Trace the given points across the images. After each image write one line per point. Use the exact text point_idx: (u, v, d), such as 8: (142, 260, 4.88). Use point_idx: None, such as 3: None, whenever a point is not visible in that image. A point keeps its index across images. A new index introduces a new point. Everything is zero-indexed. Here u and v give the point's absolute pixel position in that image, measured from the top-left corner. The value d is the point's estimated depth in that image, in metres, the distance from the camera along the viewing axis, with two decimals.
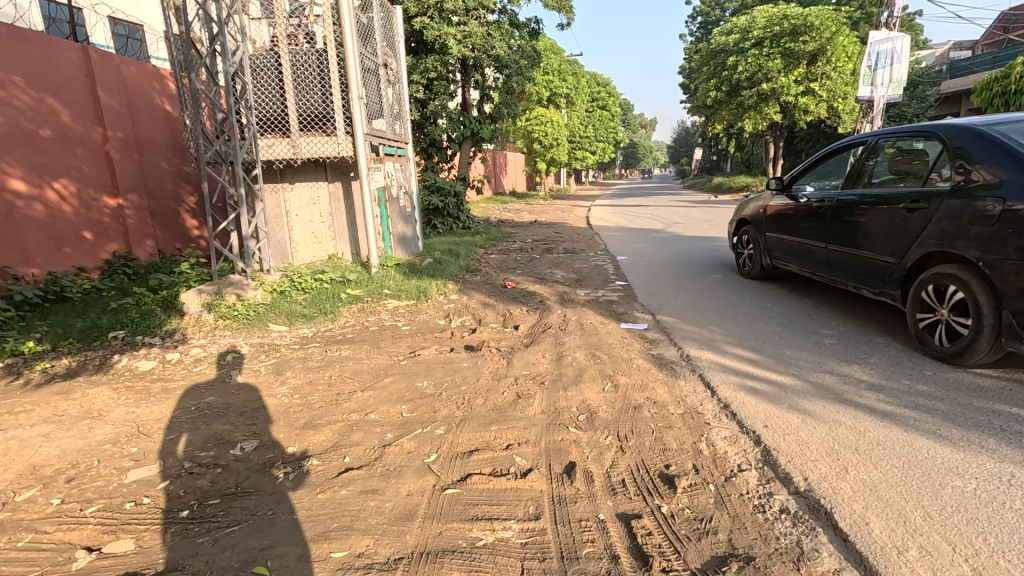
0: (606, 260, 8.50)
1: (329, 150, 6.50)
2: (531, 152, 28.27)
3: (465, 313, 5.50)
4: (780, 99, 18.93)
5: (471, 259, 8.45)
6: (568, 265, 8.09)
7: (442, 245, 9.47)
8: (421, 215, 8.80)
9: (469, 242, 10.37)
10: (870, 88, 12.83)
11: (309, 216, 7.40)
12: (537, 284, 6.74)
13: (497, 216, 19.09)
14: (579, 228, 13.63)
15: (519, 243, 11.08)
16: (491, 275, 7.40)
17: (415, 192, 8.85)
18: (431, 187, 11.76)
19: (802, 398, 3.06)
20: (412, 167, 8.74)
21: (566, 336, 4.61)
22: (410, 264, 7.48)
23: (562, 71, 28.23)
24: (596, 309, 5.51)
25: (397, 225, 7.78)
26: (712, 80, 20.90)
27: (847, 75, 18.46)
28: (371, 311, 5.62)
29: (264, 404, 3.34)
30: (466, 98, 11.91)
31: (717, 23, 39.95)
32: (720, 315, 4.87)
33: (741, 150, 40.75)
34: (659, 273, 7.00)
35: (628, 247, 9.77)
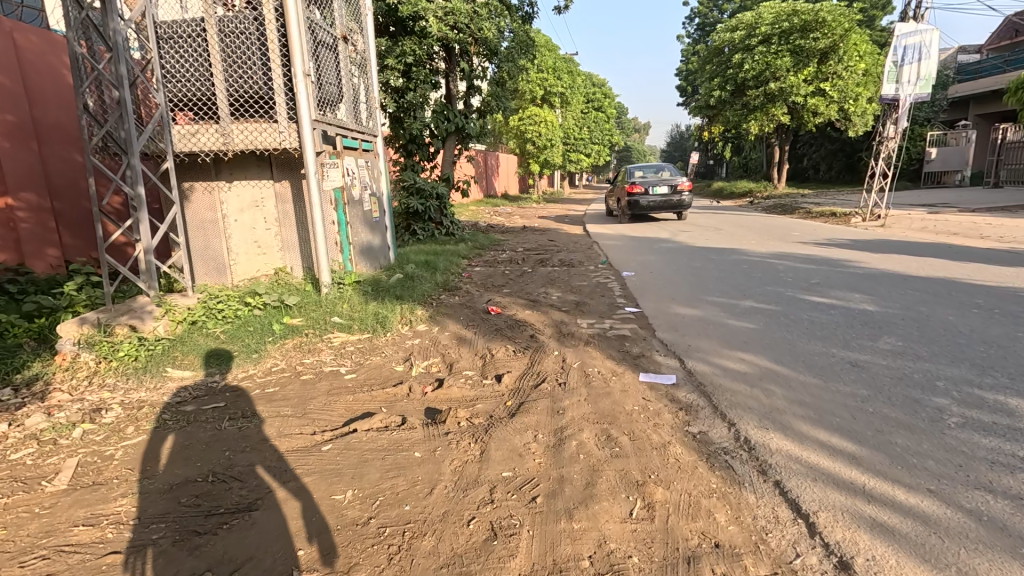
0: (609, 275, 7.23)
1: (267, 140, 5.18)
2: (524, 153, 27.05)
3: (433, 353, 4.22)
4: (789, 99, 17.82)
5: (450, 274, 7.15)
6: (565, 283, 6.81)
7: (418, 255, 8.17)
8: (391, 221, 7.50)
9: (452, 252, 9.07)
10: (896, 86, 11.62)
11: (250, 223, 6.09)
12: (528, 309, 5.46)
13: (487, 221, 17.82)
14: (575, 236, 12.39)
15: (509, 253, 9.80)
16: (471, 296, 6.11)
17: (384, 193, 7.51)
18: (411, 188, 10.47)
19: (973, 552, 1.82)
20: (381, 164, 7.41)
21: (566, 395, 3.34)
22: (374, 282, 6.16)
23: (557, 69, 27.02)
24: (604, 348, 4.23)
25: (361, 233, 6.46)
26: (716, 79, 19.78)
27: (858, 75, 17.44)
28: (311, 349, 4.30)
29: (71, 545, 2.03)
30: (452, 89, 10.63)
31: (715, 24, 38.98)
32: (772, 365, 3.59)
33: (739, 154, 39.73)
34: (676, 296, 5.73)
35: (633, 259, 8.51)
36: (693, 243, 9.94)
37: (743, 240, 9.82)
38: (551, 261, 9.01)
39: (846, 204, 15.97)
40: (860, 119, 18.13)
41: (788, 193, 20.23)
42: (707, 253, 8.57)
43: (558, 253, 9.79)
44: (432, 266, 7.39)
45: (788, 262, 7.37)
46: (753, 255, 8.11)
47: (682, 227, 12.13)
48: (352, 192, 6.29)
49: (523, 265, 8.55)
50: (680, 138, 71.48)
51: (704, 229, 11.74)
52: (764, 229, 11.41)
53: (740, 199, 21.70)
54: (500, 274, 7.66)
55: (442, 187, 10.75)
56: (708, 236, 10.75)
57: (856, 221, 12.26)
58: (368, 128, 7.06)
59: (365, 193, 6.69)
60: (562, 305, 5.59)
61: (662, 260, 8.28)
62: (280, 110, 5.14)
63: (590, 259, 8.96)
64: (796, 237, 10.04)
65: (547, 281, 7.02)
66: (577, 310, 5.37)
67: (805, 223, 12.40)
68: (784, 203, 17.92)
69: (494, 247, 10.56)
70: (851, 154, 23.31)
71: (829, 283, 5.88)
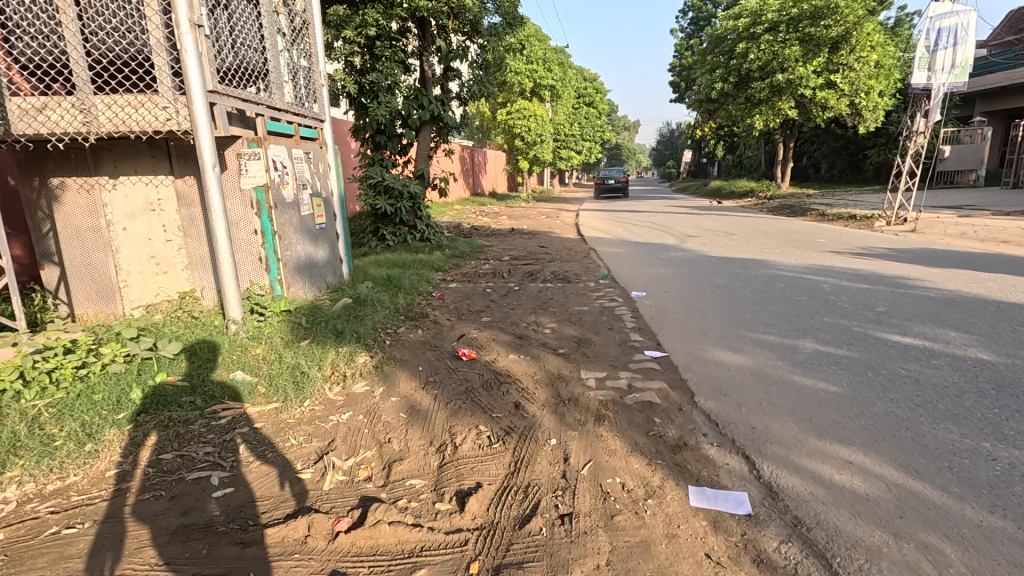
0: (615, 295, 5.87)
1: (145, 120, 3.68)
2: (512, 150, 25.61)
3: (367, 441, 2.78)
4: (797, 92, 16.57)
5: (416, 296, 5.71)
6: (560, 308, 5.39)
7: (379, 269, 6.71)
8: (343, 226, 6.06)
9: (423, 263, 7.60)
10: (928, 74, 10.38)
11: (145, 232, 4.59)
12: (513, 351, 4.07)
13: (472, 222, 16.35)
14: (568, 241, 11.03)
15: (492, 262, 8.36)
16: (438, 330, 4.67)
17: (335, 193, 6.01)
18: (380, 186, 8.99)
19: None
20: (332, 157, 5.89)
21: (572, 553, 1.94)
22: (311, 310, 4.70)
23: (548, 60, 25.52)
24: (623, 431, 2.82)
25: (297, 246, 5.00)
26: (717, 70, 18.49)
27: (870, 67, 16.26)
28: (181, 432, 2.83)
29: None
30: (427, 71, 9.15)
31: (709, 18, 37.77)
32: (902, 479, 2.23)
33: (734, 152, 38.65)
34: (708, 333, 4.35)
35: (639, 273, 7.15)
36: (705, 251, 8.58)
37: (762, 248, 8.51)
38: (542, 273, 7.61)
39: (860, 205, 14.75)
40: (871, 114, 16.92)
41: (793, 193, 19.03)
42: (725, 265, 7.24)
43: (549, 264, 8.41)
44: (393, 285, 5.93)
45: (831, 279, 6.03)
46: (783, 268, 6.79)
47: (689, 232, 10.82)
48: (287, 193, 4.84)
49: (508, 280, 7.13)
50: (671, 136, 70.61)
51: (714, 233, 10.40)
52: (781, 234, 10.09)
53: (742, 199, 20.48)
54: (479, 293, 6.23)
55: (416, 185, 9.29)
56: (720, 242, 9.40)
57: (880, 225, 11.00)
58: (310, 111, 5.51)
59: (307, 194, 5.24)
60: (557, 347, 4.18)
61: (675, 274, 6.90)
62: (161, 76, 3.63)
63: (588, 272, 7.57)
64: (822, 244, 8.75)
65: (537, 304, 5.60)
66: (578, 355, 3.96)
67: (824, 226, 11.12)
68: (791, 204, 16.68)
69: (475, 254, 9.13)
70: (855, 152, 22.21)
71: (904, 313, 4.54)
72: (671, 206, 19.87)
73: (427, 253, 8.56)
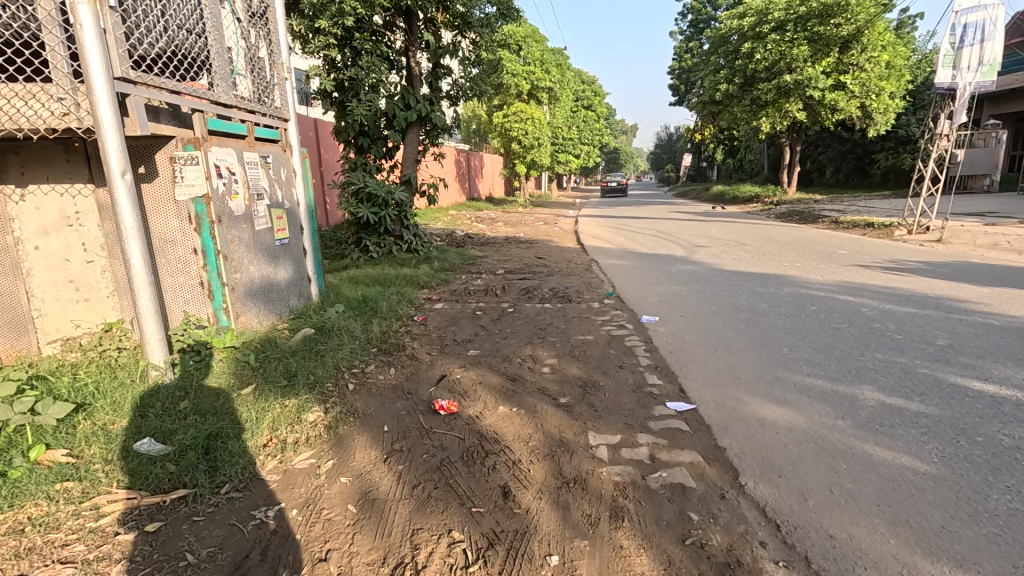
0: (622, 320, 5.11)
1: (39, 115, 2.94)
2: (509, 153, 24.90)
3: (296, 557, 2.00)
4: (805, 94, 15.89)
5: (392, 321, 4.94)
6: (560, 337, 4.63)
7: (355, 287, 5.95)
8: (310, 242, 5.29)
9: (406, 279, 6.84)
10: (953, 72, 9.68)
11: (62, 252, 3.77)
12: (502, 401, 3.31)
13: (466, 229, 15.59)
14: (567, 251, 10.28)
15: (485, 277, 7.60)
16: (414, 369, 3.90)
17: (303, 203, 5.24)
18: (362, 193, 8.23)
19: None
20: (299, 163, 5.14)
21: None
22: (262, 345, 3.92)
23: (546, 61, 24.82)
24: (650, 540, 2.05)
25: (249, 266, 4.21)
26: (721, 70, 17.80)
27: (881, 68, 15.62)
28: (39, 543, 2.03)
29: None
30: (414, 67, 8.40)
31: (708, 21, 37.22)
32: None
33: (735, 156, 38.02)
34: (740, 375, 3.58)
35: (648, 291, 6.40)
36: (718, 263, 7.83)
37: (779, 262, 7.76)
38: (540, 290, 6.85)
39: (873, 211, 14.05)
40: (882, 117, 16.26)
41: (800, 199, 18.37)
42: (742, 282, 6.49)
43: (547, 278, 7.67)
44: (367, 309, 5.16)
45: (869, 301, 5.27)
46: (810, 286, 6.04)
47: (696, 241, 10.09)
48: (236, 205, 4.05)
49: (500, 299, 6.37)
50: (670, 140, 70.17)
51: (724, 244, 9.65)
52: (796, 245, 9.35)
53: (747, 204, 19.78)
54: (467, 316, 5.47)
55: (402, 191, 8.54)
56: (732, 254, 8.65)
57: (900, 233, 10.29)
58: (270, 109, 4.75)
59: (264, 205, 4.45)
60: (557, 394, 3.41)
61: (688, 292, 6.14)
62: (54, 60, 2.87)
63: (589, 289, 6.82)
64: (845, 256, 8.01)
65: (533, 331, 4.84)
66: (582, 408, 3.19)
67: (840, 236, 10.39)
68: (800, 210, 15.98)
69: (467, 267, 8.38)
70: (861, 156, 21.57)
71: (973, 349, 3.78)
72: (673, 212, 19.18)
73: (413, 267, 7.80)
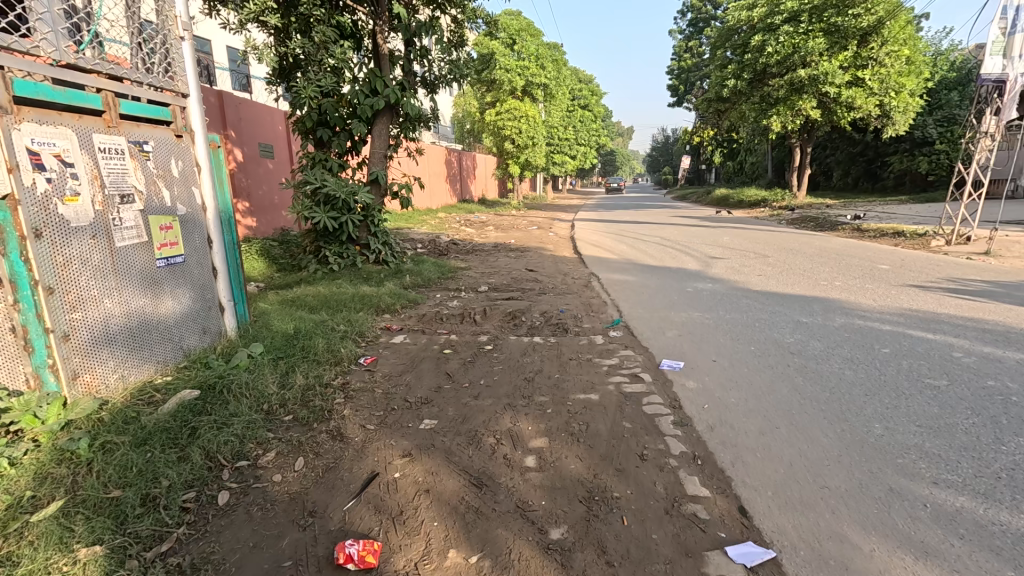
0: (634, 366, 3.86)
1: None
2: (502, 153, 23.67)
3: None
4: (819, 90, 14.71)
5: (324, 369, 3.65)
6: (551, 395, 3.37)
7: (292, 315, 4.67)
8: (222, 260, 3.99)
9: (364, 301, 5.54)
10: (1003, 60, 8.53)
11: None
12: (457, 538, 2.04)
13: (452, 235, 14.35)
14: (562, 262, 9.05)
15: (463, 297, 6.34)
16: (334, 460, 2.61)
17: (212, 207, 3.92)
18: (319, 193, 6.92)
19: None
20: (203, 153, 3.83)
21: None
22: (107, 421, 2.62)
23: (541, 56, 23.56)
24: None
25: (104, 299, 2.90)
26: (729, 65, 16.64)
27: (901, 63, 14.50)
28: None
29: None
30: (382, 47, 7.17)
31: (708, 20, 36.24)
32: None
33: (735, 159, 36.96)
34: (828, 481, 2.33)
35: (662, 318, 5.15)
36: (741, 281, 6.60)
37: (813, 280, 6.55)
38: (528, 315, 5.59)
39: (896, 218, 12.91)
40: (901, 117, 15.13)
41: (810, 204, 17.26)
42: (778, 308, 5.26)
43: (538, 297, 6.41)
44: (293, 350, 3.88)
45: (957, 340, 4.05)
46: (867, 316, 4.82)
47: (710, 252, 8.87)
48: (77, 211, 2.75)
49: (478, 328, 5.09)
50: (666, 143, 69.35)
51: (741, 256, 8.44)
52: (825, 258, 8.15)
53: (753, 209, 18.68)
54: (431, 356, 4.19)
55: (368, 192, 7.25)
56: (753, 269, 7.43)
57: (938, 244, 9.13)
58: (153, 77, 3.41)
59: (137, 211, 3.15)
60: (546, 521, 2.13)
61: (712, 322, 4.91)
62: None
63: (588, 314, 5.56)
64: (889, 273, 6.81)
65: (515, 383, 3.57)
66: (589, 557, 1.92)
67: (870, 246, 9.21)
68: (813, 216, 14.84)
69: (444, 283, 7.13)
70: (872, 159, 20.50)
71: None
72: (675, 217, 18.00)
73: (376, 284, 6.53)
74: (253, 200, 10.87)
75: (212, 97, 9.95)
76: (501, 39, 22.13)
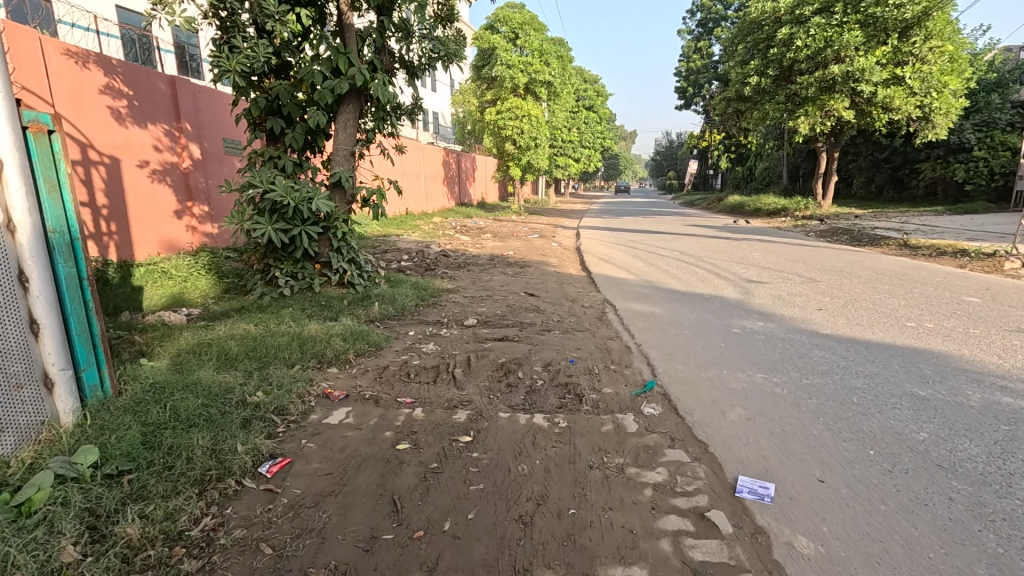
0: (694, 489, 2.43)
1: None
2: (503, 154, 22.28)
3: None
4: (853, 88, 13.28)
5: (183, 503, 2.20)
6: (564, 571, 1.93)
7: (184, 381, 3.22)
8: (47, 308, 2.54)
9: (302, 348, 4.09)
10: None
11: None
12: None
13: (446, 243, 12.93)
14: (568, 283, 7.62)
15: (443, 336, 4.91)
16: None
17: (26, 224, 2.48)
18: (264, 200, 5.45)
19: None
20: (8, 140, 2.41)
21: None
22: None
23: (546, 52, 22.09)
24: None
25: None
26: (751, 61, 15.21)
27: (944, 59, 13.08)
28: None
29: None
30: (349, 19, 5.68)
31: (718, 20, 34.92)
32: None
33: (745, 164, 35.52)
34: None
35: (713, 380, 3.71)
36: (799, 319, 5.17)
37: (894, 319, 5.09)
38: (526, 368, 4.14)
39: (944, 232, 11.45)
40: (943, 120, 13.71)
41: (837, 213, 15.87)
42: (872, 367, 3.79)
43: (539, 337, 4.97)
44: (147, 457, 2.43)
45: None
46: (1011, 387, 3.36)
47: (745, 275, 7.43)
48: None
49: (456, 393, 3.64)
50: (671, 148, 68.05)
51: (786, 280, 6.98)
52: (889, 284, 6.69)
53: (772, 218, 17.30)
54: (376, 456, 2.74)
55: (328, 199, 5.78)
56: (806, 299, 5.99)
57: (1014, 266, 7.69)
58: None
59: None
60: None
61: (789, 392, 3.45)
62: None
63: (608, 371, 4.11)
64: (986, 309, 5.37)
65: (501, 536, 2.13)
66: None
67: (933, 268, 7.78)
68: (844, 228, 13.41)
69: (423, 313, 5.71)
70: (899, 165, 19.11)
71: None
72: (688, 225, 16.62)
73: (330, 318, 5.10)
74: (213, 204, 9.44)
75: (163, 84, 8.48)
76: (503, 34, 21.44)
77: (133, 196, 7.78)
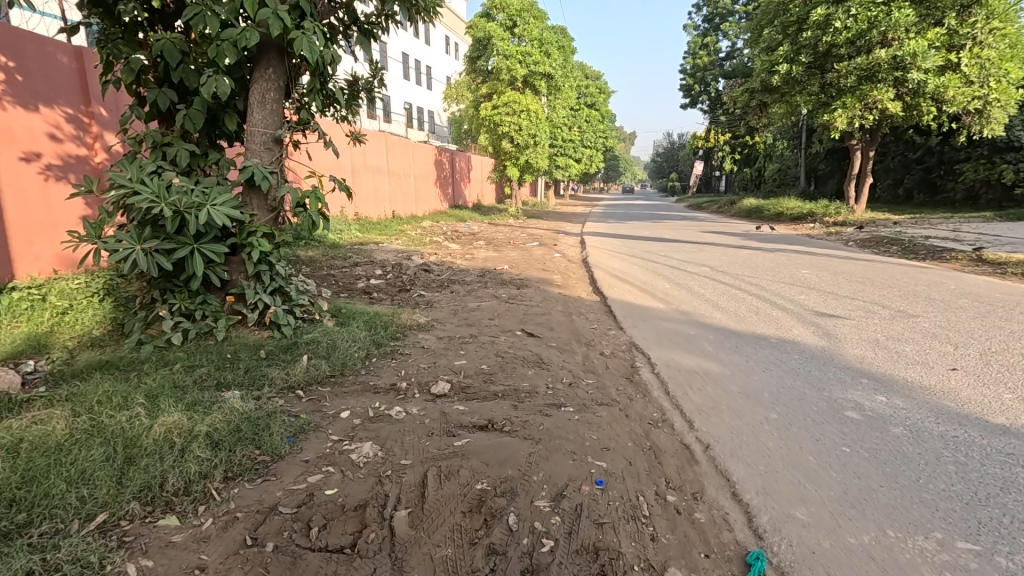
0: None
1: None
2: (499, 152, 20.53)
3: None
4: (900, 77, 11.56)
5: None
6: None
7: None
8: None
9: (123, 477, 2.31)
10: None
11: None
12: None
13: (431, 253, 11.16)
14: (578, 314, 5.87)
15: (392, 425, 3.13)
16: None
17: None
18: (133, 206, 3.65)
19: None
20: None
21: None
22: None
23: (546, 42, 20.28)
24: None
25: None
26: (780, 47, 13.46)
27: (1006, 42, 11.37)
28: None
29: None
30: None
31: (726, 15, 33.28)
32: None
33: (752, 165, 33.74)
34: None
35: (879, 559, 1.94)
36: (938, 391, 3.40)
37: None
38: (522, 507, 2.37)
39: (1014, 243, 9.74)
40: (1000, 114, 12.00)
41: (871, 219, 14.18)
42: None
43: (543, 423, 3.19)
44: None
45: None
46: None
47: (811, 306, 5.67)
48: None
49: None
50: (673, 149, 66.44)
51: (872, 314, 5.23)
52: (1015, 321, 4.95)
53: (797, 224, 15.60)
54: None
55: (235, 205, 3.96)
56: (921, 348, 4.24)
57: None
58: None
59: None
60: None
61: None
62: None
63: (665, 515, 2.34)
64: None
65: None
66: None
67: None
68: (889, 237, 11.65)
69: (372, 373, 3.94)
70: (933, 166, 17.41)
71: None
72: (705, 232, 14.88)
73: (217, 394, 3.31)
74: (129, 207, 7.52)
75: (65, 57, 6.50)
76: (499, 22, 19.70)
77: (14, 201, 5.88)
